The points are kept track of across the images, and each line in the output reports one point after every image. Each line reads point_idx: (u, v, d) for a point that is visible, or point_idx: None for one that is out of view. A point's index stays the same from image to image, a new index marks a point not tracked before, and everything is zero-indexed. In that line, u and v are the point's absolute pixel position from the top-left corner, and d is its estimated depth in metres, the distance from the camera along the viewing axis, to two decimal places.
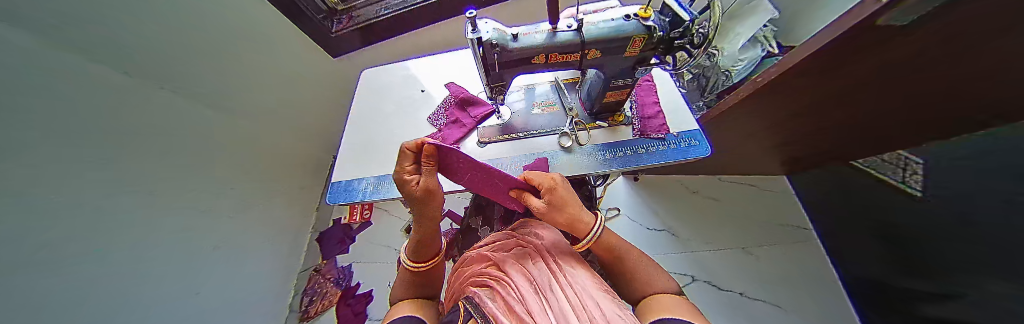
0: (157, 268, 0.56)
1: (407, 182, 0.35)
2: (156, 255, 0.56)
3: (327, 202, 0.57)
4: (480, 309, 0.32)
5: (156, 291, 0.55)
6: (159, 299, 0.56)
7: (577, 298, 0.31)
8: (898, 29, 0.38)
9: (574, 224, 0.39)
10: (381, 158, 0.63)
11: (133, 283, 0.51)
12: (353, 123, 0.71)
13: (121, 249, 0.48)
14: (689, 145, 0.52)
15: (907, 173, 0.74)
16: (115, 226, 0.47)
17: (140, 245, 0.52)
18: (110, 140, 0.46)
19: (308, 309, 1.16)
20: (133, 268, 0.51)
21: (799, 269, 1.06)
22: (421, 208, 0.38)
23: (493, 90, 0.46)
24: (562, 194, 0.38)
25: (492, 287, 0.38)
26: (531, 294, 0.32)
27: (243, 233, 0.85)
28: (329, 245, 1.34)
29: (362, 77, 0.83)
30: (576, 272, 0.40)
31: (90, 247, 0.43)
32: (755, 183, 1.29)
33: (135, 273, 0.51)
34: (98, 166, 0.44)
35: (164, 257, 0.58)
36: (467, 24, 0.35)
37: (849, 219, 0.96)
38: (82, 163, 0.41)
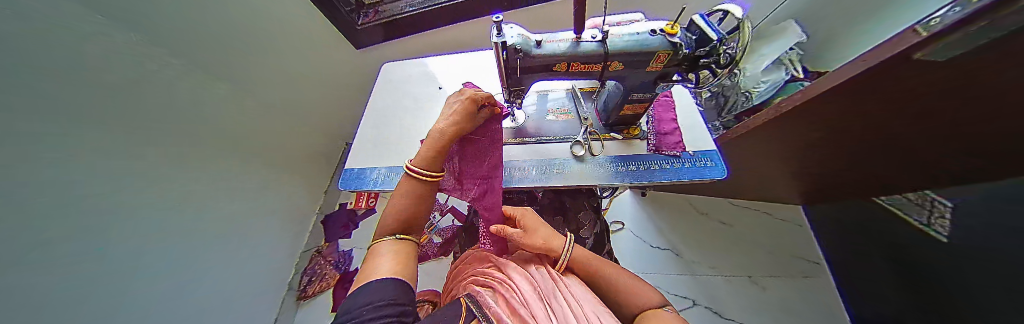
0: (158, 237, 0.58)
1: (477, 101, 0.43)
2: (157, 224, 0.57)
3: (338, 187, 0.58)
4: (483, 310, 0.31)
5: (157, 258, 0.57)
6: (160, 266, 0.58)
7: (577, 304, 0.32)
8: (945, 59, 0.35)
9: (549, 244, 0.42)
10: (394, 150, 0.65)
11: (135, 248, 0.52)
12: (371, 113, 0.74)
13: (120, 214, 0.49)
14: (704, 165, 0.52)
15: (931, 216, 0.70)
16: (111, 192, 0.47)
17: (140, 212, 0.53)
18: (105, 108, 0.47)
19: (306, 289, 1.19)
20: (132, 234, 0.52)
21: (808, 305, 1.01)
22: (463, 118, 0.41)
23: (511, 93, 0.47)
24: (530, 218, 0.46)
25: (494, 288, 0.38)
26: (534, 299, 0.32)
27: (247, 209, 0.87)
28: (332, 229, 1.37)
29: (383, 70, 0.86)
30: (570, 280, 0.39)
31: (88, 210, 0.43)
32: (766, 210, 1.25)
33: (134, 239, 0.52)
34: (94, 132, 0.45)
35: (165, 226, 0.59)
36: (493, 28, 0.36)
37: (867, 257, 0.90)
38: (78, 126, 0.42)
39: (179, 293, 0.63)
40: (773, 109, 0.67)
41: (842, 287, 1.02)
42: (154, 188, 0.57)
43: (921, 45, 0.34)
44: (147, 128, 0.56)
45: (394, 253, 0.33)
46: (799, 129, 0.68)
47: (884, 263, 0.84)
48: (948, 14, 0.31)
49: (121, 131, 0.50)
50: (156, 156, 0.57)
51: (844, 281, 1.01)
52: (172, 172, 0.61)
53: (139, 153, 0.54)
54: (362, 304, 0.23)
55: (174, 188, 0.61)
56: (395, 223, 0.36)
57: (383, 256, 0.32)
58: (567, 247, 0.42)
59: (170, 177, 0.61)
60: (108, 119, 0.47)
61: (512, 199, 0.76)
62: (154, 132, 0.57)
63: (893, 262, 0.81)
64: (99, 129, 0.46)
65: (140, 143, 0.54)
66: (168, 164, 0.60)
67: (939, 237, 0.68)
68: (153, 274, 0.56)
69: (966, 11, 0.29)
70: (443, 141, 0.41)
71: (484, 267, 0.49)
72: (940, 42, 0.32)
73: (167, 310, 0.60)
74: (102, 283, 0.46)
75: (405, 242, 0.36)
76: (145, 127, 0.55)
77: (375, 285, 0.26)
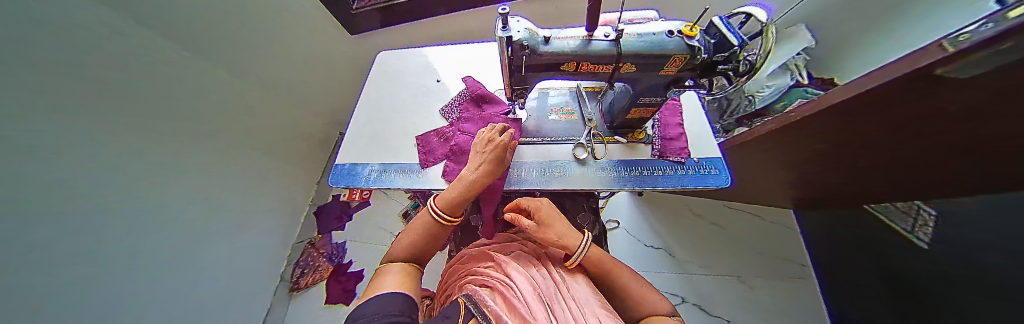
0: (130, 228, 0.55)
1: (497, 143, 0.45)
2: (130, 215, 0.54)
3: (329, 184, 0.55)
4: (481, 308, 0.29)
5: (123, 251, 0.54)
6: (129, 258, 0.55)
7: (580, 313, 0.31)
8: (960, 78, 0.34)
9: (564, 243, 0.40)
10: (388, 146, 0.62)
11: (103, 241, 0.50)
12: (364, 106, 0.70)
13: (91, 206, 0.46)
14: (709, 173, 0.50)
15: (916, 223, 0.71)
16: (83, 182, 0.45)
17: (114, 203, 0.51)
18: (79, 94, 0.44)
19: (298, 280, 1.18)
20: (105, 226, 0.49)
21: (792, 305, 1.05)
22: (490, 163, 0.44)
23: (514, 92, 0.44)
24: (546, 209, 0.43)
25: (493, 288, 0.37)
26: (536, 301, 0.32)
27: (235, 200, 0.85)
28: (326, 220, 1.35)
29: (378, 59, 0.81)
30: (571, 284, 0.39)
31: (56, 202, 0.41)
32: (758, 213, 1.27)
33: (105, 231, 0.50)
34: (68, 120, 0.42)
35: (136, 217, 0.56)
36: (498, 21, 0.33)
37: (854, 261, 0.93)
38: (52, 114, 0.39)
39: (148, 286, 0.60)
40: (784, 118, 0.67)
41: (826, 290, 1.05)
42: (129, 178, 0.54)
43: (945, 61, 0.33)
44: (124, 114, 0.52)
45: (399, 274, 0.34)
46: (800, 138, 0.68)
47: (873, 269, 0.86)
48: (979, 30, 0.30)
49: (97, 118, 0.47)
50: (131, 143, 0.54)
51: (829, 284, 1.04)
52: (148, 161, 0.58)
53: (116, 142, 0.51)
54: (372, 310, 0.23)
55: (150, 178, 0.58)
56: (406, 254, 0.39)
57: (389, 275, 0.33)
58: (582, 246, 0.40)
59: (144, 167, 0.57)
60: (83, 106, 0.44)
61: (510, 198, 0.74)
62: (129, 119, 0.54)
63: (881, 268, 0.83)
64: (73, 116, 0.43)
65: (115, 130, 0.51)
66: (142, 153, 0.57)
67: (921, 244, 0.71)
68: (118, 267, 0.53)
69: (1002, 26, 0.27)
70: (474, 192, 0.43)
71: (482, 266, 0.48)
72: (964, 60, 0.31)
73: (129, 303, 0.57)
74: (64, 278, 0.44)
75: (408, 268, 0.37)
76: (119, 113, 0.52)
77: (384, 295, 0.26)
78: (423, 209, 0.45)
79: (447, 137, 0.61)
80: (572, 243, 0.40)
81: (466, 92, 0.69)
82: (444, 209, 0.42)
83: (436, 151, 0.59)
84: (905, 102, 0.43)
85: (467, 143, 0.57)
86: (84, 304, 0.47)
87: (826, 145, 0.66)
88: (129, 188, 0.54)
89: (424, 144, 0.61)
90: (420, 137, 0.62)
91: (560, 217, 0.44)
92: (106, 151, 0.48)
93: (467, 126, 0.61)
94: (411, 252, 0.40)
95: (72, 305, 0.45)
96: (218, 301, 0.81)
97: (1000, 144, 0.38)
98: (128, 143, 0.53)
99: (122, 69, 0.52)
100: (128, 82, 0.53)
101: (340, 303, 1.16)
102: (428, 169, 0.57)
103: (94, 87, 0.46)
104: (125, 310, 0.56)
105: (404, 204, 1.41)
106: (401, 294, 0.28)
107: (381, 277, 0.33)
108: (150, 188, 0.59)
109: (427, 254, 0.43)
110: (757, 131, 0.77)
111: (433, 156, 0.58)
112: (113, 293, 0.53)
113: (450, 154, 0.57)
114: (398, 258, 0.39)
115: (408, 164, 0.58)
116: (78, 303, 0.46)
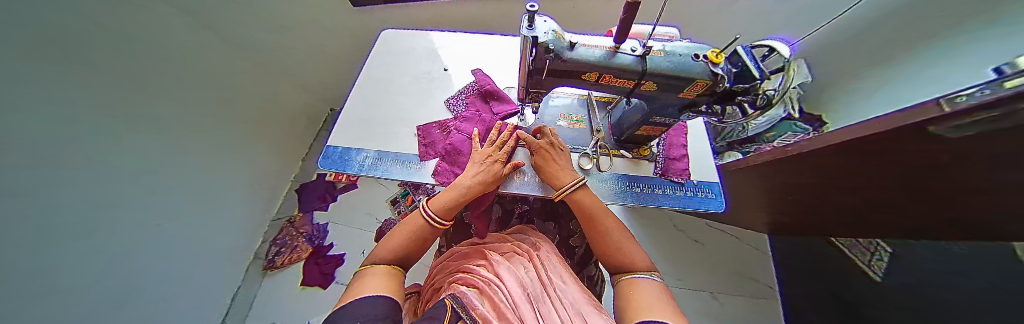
0: (74, 195, 0.48)
1: (500, 164, 0.49)
2: (75, 180, 0.48)
3: (319, 167, 0.52)
4: (468, 309, 0.28)
5: (67, 218, 0.48)
6: (72, 227, 0.49)
7: (567, 314, 0.31)
8: (945, 141, 0.36)
9: (560, 176, 0.47)
10: (386, 134, 0.59)
11: (49, 208, 0.44)
12: (362, 87, 0.65)
13: (37, 169, 0.41)
14: (704, 197, 0.52)
15: (871, 257, 0.80)
16: (31, 142, 0.39)
17: (65, 168, 0.46)
18: (39, 41, 0.39)
19: (274, 259, 1.14)
20: (49, 191, 0.44)
21: (755, 322, 1.12)
22: (489, 176, 0.47)
23: (528, 94, 0.43)
24: (561, 152, 0.50)
25: (481, 289, 0.36)
26: (525, 304, 0.31)
27: (185, 169, 0.75)
28: (308, 199, 1.29)
29: (382, 38, 0.76)
30: (561, 287, 0.39)
31: (8, 175, 0.36)
32: (736, 234, 1.34)
33: (50, 197, 0.44)
34: (25, 72, 0.37)
35: (80, 182, 0.49)
36: (523, 18, 0.30)
37: (814, 288, 1.02)
38: (8, 63, 0.34)
39: (89, 257, 0.54)
40: (781, 151, 0.71)
41: (787, 311, 1.14)
42: (74, 138, 0.47)
43: (938, 119, 0.34)
44: (75, 65, 0.46)
45: (384, 277, 0.32)
46: (789, 171, 0.71)
47: (829, 296, 0.94)
48: (975, 94, 0.31)
49: (54, 68, 0.42)
50: (81, 100, 0.47)
51: (791, 307, 1.11)
52: (98, 121, 0.51)
53: (64, 98, 0.44)
54: (355, 316, 0.21)
55: (96, 140, 0.51)
56: (391, 256, 0.36)
57: (371, 278, 0.30)
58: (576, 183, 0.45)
59: (92, 126, 0.50)
60: (37, 55, 0.39)
61: (505, 198, 0.73)
62: (84, 72, 0.47)
63: (837, 296, 0.92)
64: (31, 67, 0.38)
65: (67, 84, 0.45)
66: (92, 111, 0.50)
67: (874, 277, 0.79)
68: (59, 235, 0.47)
69: (1003, 92, 0.28)
70: (471, 198, 0.46)
71: (473, 264, 0.47)
72: (959, 120, 0.32)
73: (73, 275, 0.51)
74: (45, 247, 0.45)
75: (392, 269, 0.34)
76: (74, 65, 0.45)
77: (366, 300, 0.24)
78: (416, 210, 0.44)
79: (449, 131, 0.58)
80: (568, 178, 0.46)
81: (474, 86, 0.67)
82: (438, 213, 0.42)
83: (437, 143, 0.57)
84: (892, 151, 0.45)
85: (462, 143, 0.55)
86: (27, 274, 0.43)
87: (811, 179, 0.69)
88: (72, 150, 0.47)
89: (425, 135, 0.58)
90: (422, 128, 0.59)
91: (569, 165, 0.50)
92: (54, 108, 0.43)
93: (466, 124, 0.59)
94: (398, 254, 0.37)
95: (44, 277, 0.46)
96: (169, 277, 0.75)
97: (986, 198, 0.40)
98: (76, 99, 0.46)
99: (87, 16, 0.45)
100: (88, 30, 0.46)
101: (315, 286, 1.12)
102: (425, 163, 0.54)
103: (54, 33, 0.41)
104: (66, 281, 0.50)
105: (393, 191, 1.38)
106: (381, 297, 0.26)
107: (363, 281, 0.30)
108: (95, 150, 0.51)
109: (411, 257, 0.39)
110: (755, 159, 0.82)
111: (434, 147, 0.56)
112: (56, 264, 0.48)
113: (445, 150, 0.55)
114: (382, 261, 0.35)
115: (406, 154, 0.56)
116: (24, 273, 0.42)
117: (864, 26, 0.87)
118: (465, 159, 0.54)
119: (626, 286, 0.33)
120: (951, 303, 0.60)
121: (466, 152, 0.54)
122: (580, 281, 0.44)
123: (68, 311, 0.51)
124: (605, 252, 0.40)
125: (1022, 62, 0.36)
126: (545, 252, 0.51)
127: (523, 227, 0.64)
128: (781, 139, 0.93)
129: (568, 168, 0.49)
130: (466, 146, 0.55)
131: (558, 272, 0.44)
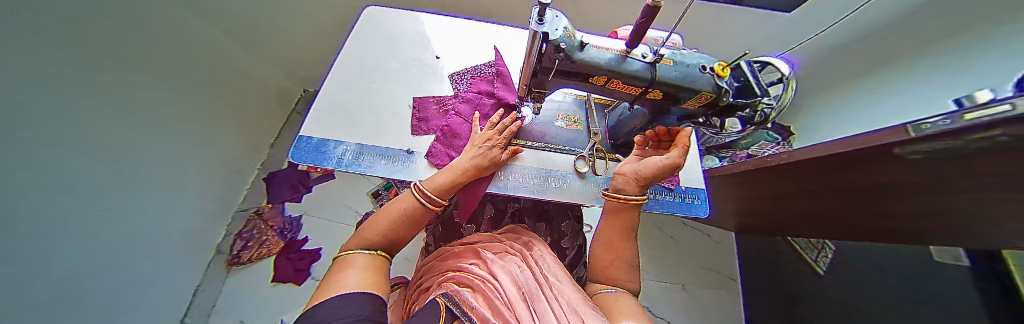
0: (52, 186, 0.42)
1: (496, 150, 0.47)
2: (54, 173, 0.42)
3: (289, 160, 0.45)
4: (466, 307, 0.27)
5: (48, 211, 0.42)
6: (51, 221, 0.43)
7: (564, 311, 0.30)
8: (901, 163, 0.41)
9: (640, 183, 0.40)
10: (371, 124, 0.53)
11: (31, 203, 0.39)
12: (342, 71, 0.58)
13: (20, 162, 0.36)
14: (691, 202, 0.54)
15: (818, 255, 0.93)
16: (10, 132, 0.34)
17: (44, 163, 0.40)
18: (14, 25, 0.32)
19: (240, 254, 1.03)
20: (32, 186, 0.39)
21: (719, 310, 1.24)
22: (481, 163, 0.45)
23: (530, 93, 0.41)
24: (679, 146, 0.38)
25: (475, 288, 0.35)
26: (518, 303, 0.30)
27: (158, 156, 0.66)
28: (278, 189, 1.18)
29: (366, 14, 0.68)
30: (558, 286, 0.38)
31: None
32: (707, 232, 1.45)
33: (32, 192, 0.39)
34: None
35: (58, 178, 0.43)
36: (532, 12, 0.27)
37: (769, 283, 1.13)
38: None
39: (71, 255, 0.48)
40: (760, 160, 0.76)
41: (745, 301, 1.26)
42: (48, 127, 0.40)
43: (903, 142, 0.37)
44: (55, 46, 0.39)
45: (365, 267, 0.29)
46: (765, 176, 0.77)
47: (778, 291, 1.06)
48: (938, 122, 0.33)
49: (26, 51, 0.34)
50: (57, 86, 0.40)
51: (749, 297, 1.24)
52: (69, 108, 0.43)
53: (38, 80, 0.37)
54: (332, 314, 0.17)
55: (67, 130, 0.44)
56: (378, 239, 0.34)
57: (352, 270, 0.27)
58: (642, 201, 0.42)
59: (66, 114, 0.43)
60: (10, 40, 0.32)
61: (497, 197, 0.71)
62: (58, 54, 0.40)
63: (785, 291, 1.03)
64: (9, 52, 0.32)
65: (44, 68, 0.38)
66: (63, 94, 0.41)
67: (818, 270, 0.91)
68: (44, 234, 0.42)
69: (961, 122, 0.30)
70: (463, 178, 0.44)
71: (465, 263, 0.45)
72: (922, 144, 0.35)
73: (60, 272, 0.47)
74: (29, 243, 0.39)
75: (375, 259, 0.31)
76: (50, 44, 0.38)
77: (351, 297, 0.20)
78: (405, 191, 0.41)
79: (445, 109, 0.57)
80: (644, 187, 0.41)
81: (484, 68, 0.66)
82: (435, 191, 0.40)
83: (430, 120, 0.56)
84: (858, 172, 0.50)
85: (459, 126, 0.55)
86: (16, 275, 0.38)
87: (783, 189, 0.76)
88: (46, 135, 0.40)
89: (420, 109, 0.57)
90: (418, 101, 0.57)
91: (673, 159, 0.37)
92: (33, 97, 0.37)
93: (463, 106, 0.57)
94: (384, 238, 0.34)
95: (32, 276, 0.41)
96: (143, 279, 0.67)
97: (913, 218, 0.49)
98: (52, 85, 0.39)
99: None
100: (60, 4, 0.39)
101: (289, 282, 1.04)
102: (419, 138, 0.53)
103: (28, 8, 0.34)
104: (53, 282, 0.45)
105: (377, 183, 1.31)
106: (362, 294, 0.22)
107: (343, 272, 0.27)
108: (65, 133, 0.43)
109: (402, 240, 0.38)
110: (736, 166, 0.89)
111: (427, 124, 0.55)
112: (42, 263, 0.43)
113: (441, 131, 0.54)
114: (369, 246, 0.33)
115: (394, 149, 0.51)
116: (12, 272, 0.37)
117: (830, 52, 0.96)
118: (461, 142, 0.53)
119: (597, 301, 0.35)
120: (878, 295, 0.71)
121: (463, 136, 0.54)
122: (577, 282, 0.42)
123: (56, 314, 0.46)
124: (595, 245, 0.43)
125: (979, 97, 0.40)
126: (539, 251, 0.50)
127: (516, 227, 0.63)
128: (757, 147, 0.97)
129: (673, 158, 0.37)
130: (463, 129, 0.55)
131: (554, 272, 0.43)
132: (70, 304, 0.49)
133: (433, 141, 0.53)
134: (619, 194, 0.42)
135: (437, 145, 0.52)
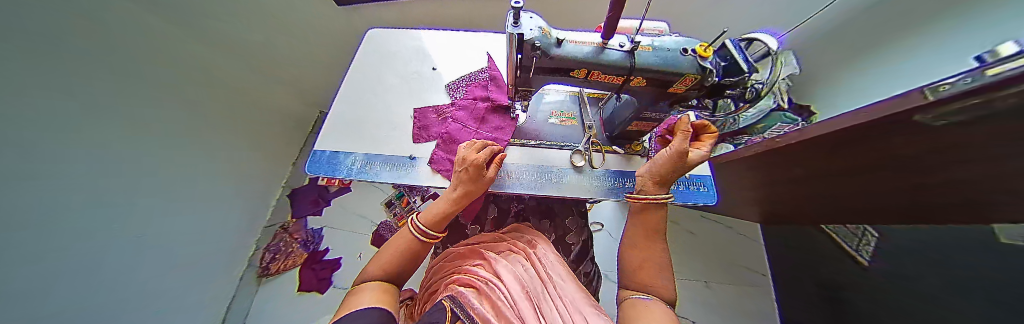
0: (95, 202, 0.51)
1: (480, 171, 0.44)
2: (90, 187, 0.49)
3: (305, 173, 0.50)
4: (468, 309, 0.28)
5: (84, 219, 0.49)
6: (98, 234, 0.52)
7: (567, 313, 0.31)
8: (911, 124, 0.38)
9: (660, 182, 0.42)
10: (376, 135, 0.57)
11: (64, 212, 0.44)
12: (348, 89, 0.63)
13: (52, 175, 0.41)
14: (698, 189, 0.52)
15: (858, 243, 0.81)
16: (41, 148, 0.39)
17: (80, 176, 0.47)
18: (50, 53, 0.39)
19: (269, 266, 1.11)
20: (68, 199, 0.45)
21: (751, 308, 1.15)
22: (470, 189, 0.45)
23: (518, 93, 0.43)
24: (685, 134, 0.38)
25: (478, 288, 0.36)
26: (522, 302, 0.31)
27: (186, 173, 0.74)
28: (301, 204, 1.27)
29: (368, 36, 0.74)
30: (562, 285, 0.39)
31: (22, 177, 0.36)
32: (728, 224, 1.37)
33: (67, 203, 0.45)
34: (25, 77, 0.35)
35: (91, 191, 0.49)
36: (508, 15, 0.29)
37: (801, 272, 1.06)
38: (12, 66, 0.33)
39: (123, 259, 0.58)
40: (770, 142, 0.73)
41: (779, 296, 1.17)
42: (69, 139, 0.44)
43: (927, 108, 0.35)
44: (72, 62, 0.43)
45: (377, 290, 0.32)
46: (775, 158, 0.73)
47: (812, 280, 1.00)
48: (958, 83, 0.31)
49: (61, 76, 0.41)
50: (91, 107, 0.47)
51: (783, 292, 1.15)
52: (104, 129, 0.50)
53: (71, 102, 0.43)
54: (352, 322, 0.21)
55: (102, 146, 0.50)
56: (383, 272, 0.36)
57: (365, 292, 0.31)
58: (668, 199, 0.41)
59: (100, 133, 0.50)
60: (39, 58, 0.37)
61: (500, 197, 0.72)
62: (93, 80, 0.47)
63: (818, 281, 0.98)
64: (43, 79, 0.38)
65: (77, 92, 0.44)
66: (85, 104, 0.46)
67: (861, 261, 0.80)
68: (76, 242, 0.48)
69: (987, 78, 0.27)
70: (458, 206, 0.45)
71: (471, 264, 0.46)
72: (942, 109, 0.32)
73: (97, 278, 0.53)
74: (59, 249, 0.45)
75: (387, 286, 0.34)
76: (82, 72, 0.45)
77: (361, 311, 0.24)
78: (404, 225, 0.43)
79: (445, 117, 0.60)
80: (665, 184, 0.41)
81: (480, 73, 0.69)
82: (428, 226, 0.41)
83: (431, 128, 0.59)
84: (879, 141, 0.46)
85: (459, 132, 0.57)
86: (46, 275, 0.43)
87: (801, 170, 0.71)
88: (67, 149, 0.44)
89: (421, 119, 0.60)
90: (418, 111, 0.61)
91: (676, 147, 0.38)
92: (67, 116, 0.43)
93: (462, 113, 0.60)
94: (388, 272, 0.36)
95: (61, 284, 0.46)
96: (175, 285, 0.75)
97: (936, 186, 0.45)
98: (87, 101, 0.46)
99: (86, 17, 0.45)
100: (93, 38, 0.46)
101: (313, 291, 1.11)
102: (420, 145, 0.56)
103: (61, 40, 0.40)
104: (91, 286, 0.52)
105: (388, 193, 1.37)
106: (377, 309, 0.26)
107: (353, 299, 0.30)
108: (104, 151, 0.51)
109: (408, 272, 0.40)
110: (747, 151, 0.84)
111: (428, 132, 0.58)
112: (76, 271, 0.49)
113: (441, 137, 0.56)
114: (377, 279, 0.35)
115: (398, 157, 0.54)
116: (43, 278, 0.43)
117: (856, 13, 0.84)
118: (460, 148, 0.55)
119: (629, 306, 0.32)
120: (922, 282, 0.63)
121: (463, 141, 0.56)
122: (576, 277, 0.43)
123: (102, 316, 0.55)
124: (627, 249, 0.41)
125: (1000, 51, 0.37)
126: (542, 249, 0.50)
127: (520, 226, 0.64)
128: (772, 130, 0.90)
129: (675, 148, 0.38)
130: (463, 135, 0.57)
131: (556, 269, 0.44)
132: (117, 307, 0.58)
133: (436, 148, 0.55)
134: (641, 194, 0.43)
135: (438, 150, 0.55)
